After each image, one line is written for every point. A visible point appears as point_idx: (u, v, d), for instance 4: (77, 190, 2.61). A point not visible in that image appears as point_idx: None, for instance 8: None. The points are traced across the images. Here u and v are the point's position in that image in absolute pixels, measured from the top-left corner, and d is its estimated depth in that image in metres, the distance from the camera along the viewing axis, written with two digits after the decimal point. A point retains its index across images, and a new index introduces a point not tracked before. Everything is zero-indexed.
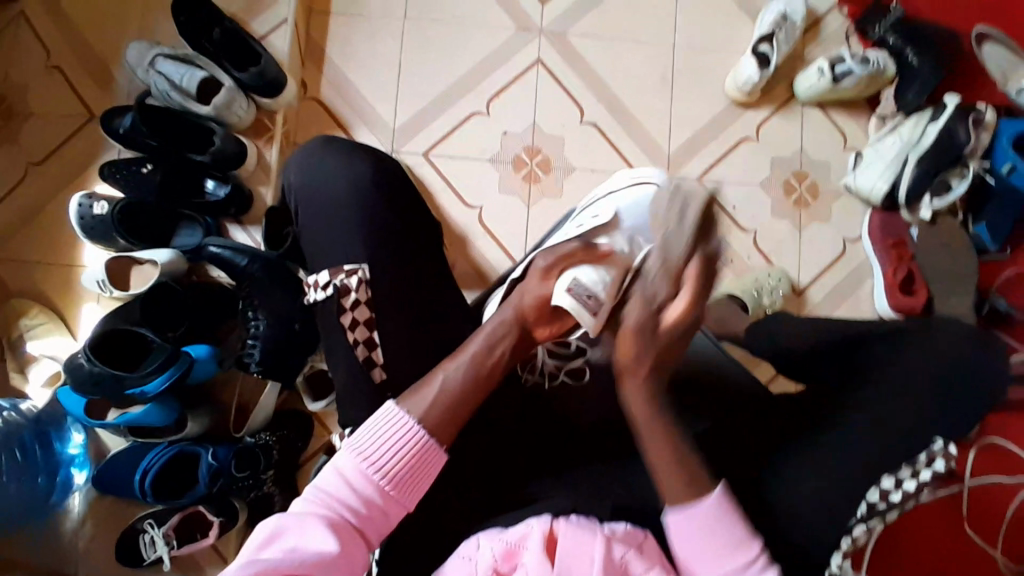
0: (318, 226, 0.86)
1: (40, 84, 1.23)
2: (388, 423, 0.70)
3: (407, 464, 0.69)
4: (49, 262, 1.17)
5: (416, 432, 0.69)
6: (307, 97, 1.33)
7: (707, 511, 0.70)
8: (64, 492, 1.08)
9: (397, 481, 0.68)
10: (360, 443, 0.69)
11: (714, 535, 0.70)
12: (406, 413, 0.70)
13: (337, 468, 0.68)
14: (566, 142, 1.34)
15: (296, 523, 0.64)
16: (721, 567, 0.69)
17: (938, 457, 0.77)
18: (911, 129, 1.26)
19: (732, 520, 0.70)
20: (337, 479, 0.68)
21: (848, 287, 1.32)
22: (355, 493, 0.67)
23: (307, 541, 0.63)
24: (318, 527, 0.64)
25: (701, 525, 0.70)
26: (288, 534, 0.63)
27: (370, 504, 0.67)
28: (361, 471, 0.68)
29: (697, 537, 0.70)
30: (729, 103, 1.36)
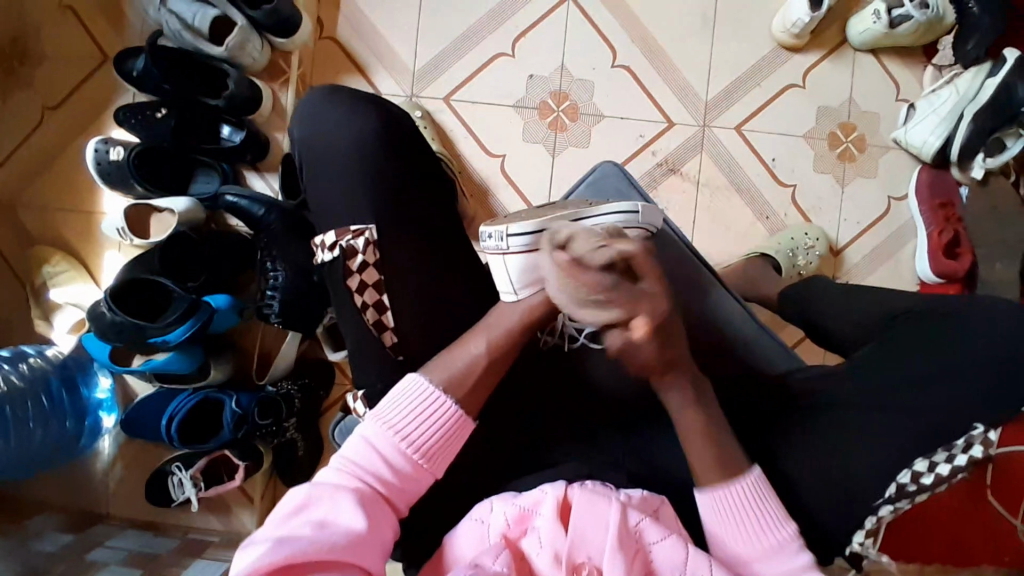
0: (328, 184, 0.82)
1: (52, 25, 1.19)
2: (421, 397, 0.69)
3: (439, 439, 0.69)
4: (70, 209, 1.17)
5: (450, 410, 0.69)
6: (322, 36, 1.26)
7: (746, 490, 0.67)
8: (93, 436, 1.11)
9: (428, 453, 0.68)
10: (391, 416, 0.68)
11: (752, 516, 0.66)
12: (441, 390, 0.69)
13: (369, 439, 0.67)
14: (596, 87, 1.27)
15: (325, 494, 0.63)
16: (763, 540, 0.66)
17: (977, 443, 0.67)
18: (968, 83, 1.15)
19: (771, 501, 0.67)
20: (370, 450, 0.67)
21: (891, 248, 1.25)
22: (386, 463, 0.67)
23: (336, 514, 0.62)
24: (347, 502, 0.63)
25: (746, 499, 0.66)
26: (317, 505, 0.62)
27: (399, 475, 0.67)
28: (395, 446, 0.67)
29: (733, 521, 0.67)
30: (775, 46, 1.26)
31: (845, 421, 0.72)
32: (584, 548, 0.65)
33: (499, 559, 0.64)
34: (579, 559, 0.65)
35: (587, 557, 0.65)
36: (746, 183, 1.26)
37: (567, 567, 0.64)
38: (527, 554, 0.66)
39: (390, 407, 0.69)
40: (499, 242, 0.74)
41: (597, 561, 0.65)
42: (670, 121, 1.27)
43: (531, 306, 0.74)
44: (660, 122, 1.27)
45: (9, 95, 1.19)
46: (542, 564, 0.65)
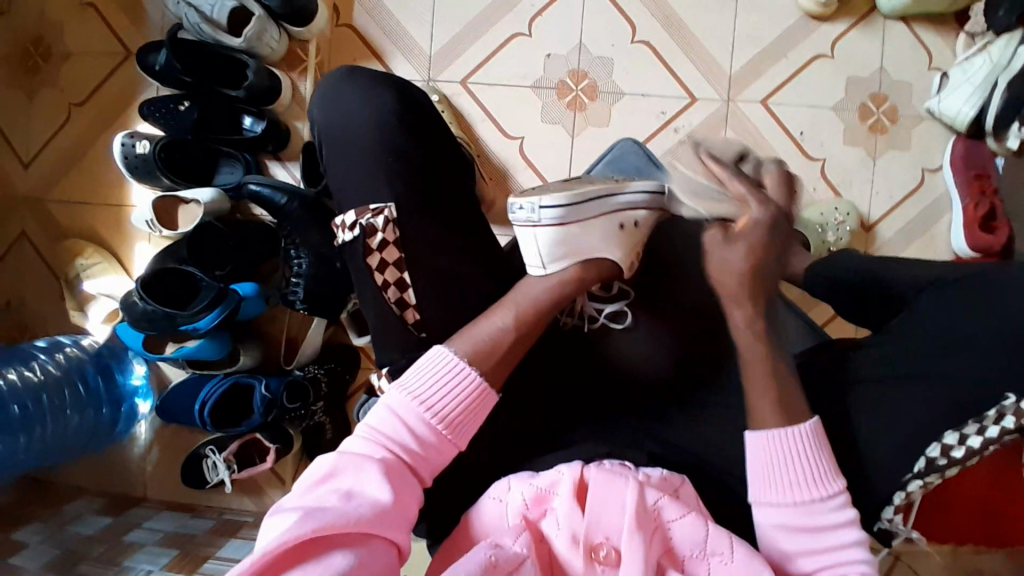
0: (347, 171, 0.83)
1: (77, 22, 1.21)
2: (447, 368, 0.70)
3: (463, 411, 0.70)
4: (101, 203, 1.20)
5: (476, 379, 0.70)
6: (339, 24, 1.26)
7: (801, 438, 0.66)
8: (130, 421, 1.16)
9: (453, 424, 0.69)
10: (416, 387, 0.69)
11: (805, 460, 0.66)
12: (467, 363, 0.70)
13: (395, 410, 0.68)
14: (615, 65, 1.24)
15: (351, 465, 0.64)
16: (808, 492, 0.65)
17: (1008, 414, 0.65)
18: (1001, 49, 1.10)
19: (823, 453, 0.66)
20: (395, 421, 0.68)
21: (923, 222, 1.21)
22: (412, 435, 0.67)
23: (361, 486, 0.63)
24: (372, 474, 0.64)
25: (795, 447, 0.66)
26: (343, 476, 0.64)
27: (425, 446, 0.68)
28: (420, 416, 0.68)
29: (777, 469, 0.66)
30: (800, 16, 1.22)
31: (872, 400, 0.70)
32: (601, 528, 0.65)
33: (519, 541, 0.65)
34: (596, 539, 0.65)
35: (605, 537, 0.65)
36: (771, 159, 1.23)
37: (585, 548, 0.65)
38: (545, 535, 0.67)
39: (415, 378, 0.69)
40: (530, 214, 0.81)
41: (614, 541, 0.65)
42: (691, 96, 1.24)
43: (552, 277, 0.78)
44: (682, 98, 1.24)
45: (41, 93, 1.23)
46: (560, 544, 0.65)
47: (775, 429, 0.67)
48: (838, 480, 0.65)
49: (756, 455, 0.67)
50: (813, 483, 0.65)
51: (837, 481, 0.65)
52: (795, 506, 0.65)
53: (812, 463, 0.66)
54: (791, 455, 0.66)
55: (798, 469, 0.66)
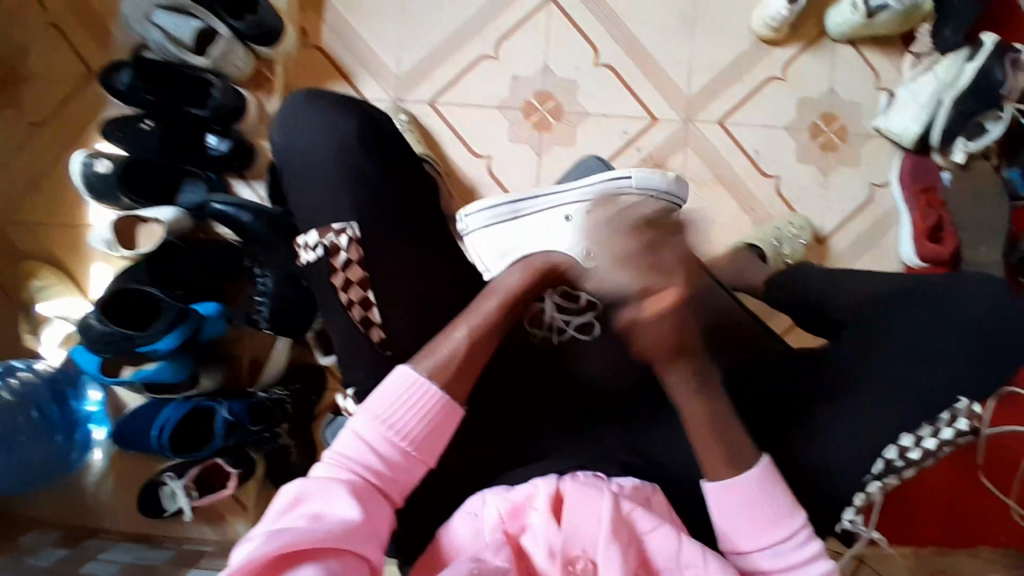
0: (312, 186, 0.82)
1: (37, 41, 1.19)
2: (406, 386, 0.69)
3: (426, 426, 0.68)
4: (58, 223, 1.17)
5: (433, 391, 0.69)
6: (306, 45, 1.27)
7: (754, 482, 0.67)
8: (85, 448, 1.11)
9: (417, 442, 0.68)
10: (378, 408, 0.68)
11: (763, 502, 0.66)
12: (426, 377, 0.69)
13: (356, 431, 0.67)
14: (579, 86, 1.28)
15: (317, 489, 0.63)
16: (770, 532, 0.66)
17: (960, 416, 0.73)
18: (948, 67, 1.16)
19: (777, 489, 0.67)
20: (358, 443, 0.67)
21: (875, 235, 1.27)
22: (376, 454, 0.67)
23: (328, 507, 0.62)
24: (339, 494, 0.63)
25: (750, 493, 0.66)
26: (309, 500, 0.63)
27: (388, 464, 0.67)
28: (382, 436, 0.67)
29: (745, 510, 0.66)
30: (754, 41, 1.28)
31: None
32: (577, 541, 0.65)
33: (500, 554, 0.64)
34: (573, 552, 0.65)
35: (582, 550, 0.65)
36: (730, 177, 1.28)
37: (562, 561, 0.64)
38: (526, 550, 0.66)
39: (377, 398, 0.68)
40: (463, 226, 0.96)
41: (591, 554, 0.65)
42: (652, 116, 1.28)
43: (516, 272, 0.79)
44: (643, 118, 1.28)
45: None
46: (540, 560, 0.65)
47: (727, 477, 0.67)
48: (796, 512, 0.67)
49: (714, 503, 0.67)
50: (771, 524, 0.66)
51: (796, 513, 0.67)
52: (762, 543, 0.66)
53: (768, 505, 0.66)
54: (752, 502, 0.66)
55: (757, 515, 0.66)
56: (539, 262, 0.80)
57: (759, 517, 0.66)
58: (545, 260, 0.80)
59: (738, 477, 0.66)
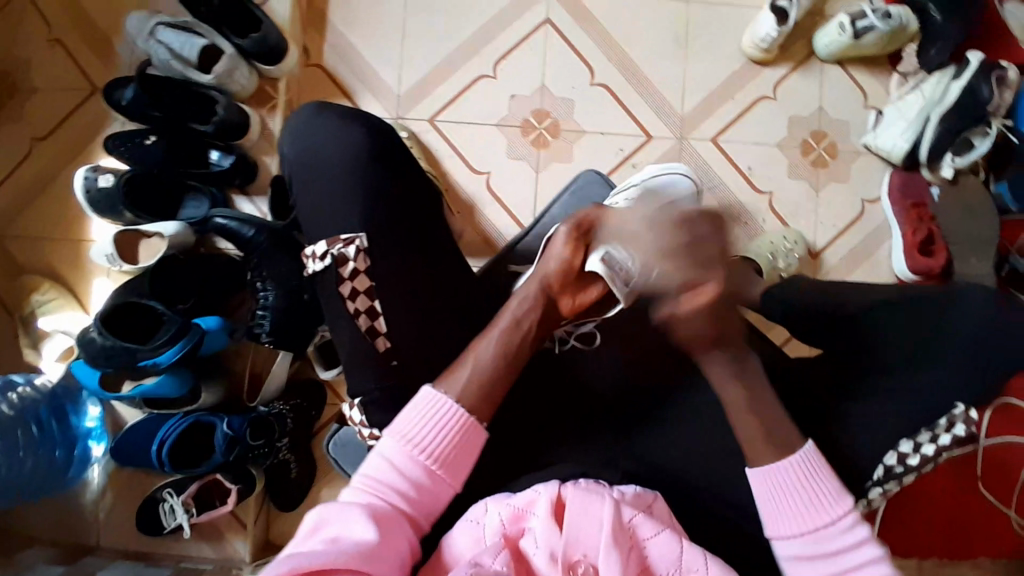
0: (318, 197, 0.83)
1: (43, 59, 1.21)
2: (429, 408, 0.71)
3: (451, 446, 0.70)
4: (59, 238, 1.17)
5: (458, 412, 0.71)
6: (309, 64, 1.30)
7: (800, 466, 0.70)
8: (83, 465, 1.09)
9: (443, 462, 0.70)
10: (404, 430, 0.70)
11: (806, 489, 0.69)
12: (446, 395, 0.72)
13: (382, 453, 0.69)
14: (576, 104, 1.31)
15: (339, 513, 0.65)
16: (822, 517, 0.68)
17: (959, 422, 0.73)
18: (933, 86, 1.21)
19: (823, 476, 0.70)
20: (385, 465, 0.69)
21: (867, 249, 1.29)
22: (403, 476, 0.69)
23: (348, 530, 0.63)
24: (360, 517, 0.64)
25: (796, 477, 0.69)
26: (331, 524, 0.64)
27: (417, 486, 0.69)
28: (408, 456, 0.69)
29: (785, 500, 0.69)
30: (746, 61, 1.32)
31: None
32: (579, 545, 0.65)
33: (498, 559, 0.63)
34: (575, 556, 0.65)
35: (583, 554, 0.65)
36: (724, 192, 1.30)
37: (563, 565, 0.64)
38: (525, 553, 0.66)
39: (401, 421, 0.71)
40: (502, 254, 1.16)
41: (592, 557, 0.65)
42: (647, 133, 1.31)
43: (522, 296, 0.80)
44: (639, 136, 1.30)
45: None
46: (540, 563, 0.65)
47: (772, 465, 0.70)
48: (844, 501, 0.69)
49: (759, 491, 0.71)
50: (819, 510, 0.69)
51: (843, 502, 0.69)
52: (808, 535, 0.68)
53: (815, 490, 0.69)
54: (798, 481, 0.69)
55: (806, 498, 0.69)
56: (538, 283, 0.81)
57: (801, 510, 0.69)
58: (544, 279, 0.81)
59: (778, 463, 0.70)
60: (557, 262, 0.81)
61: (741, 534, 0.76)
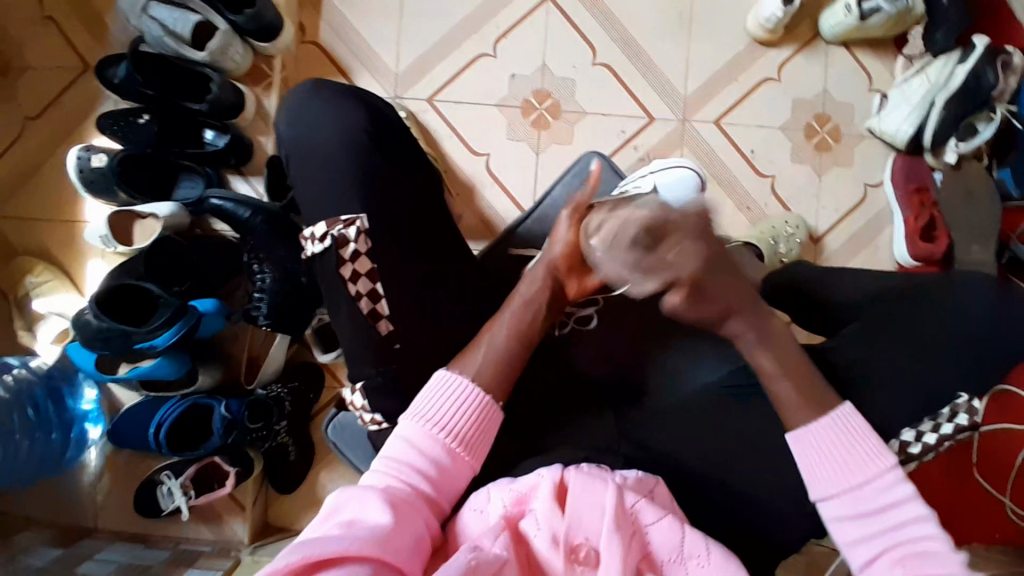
0: (314, 179, 0.80)
1: (32, 34, 1.18)
2: (450, 390, 0.72)
3: (472, 428, 0.72)
4: (53, 219, 1.15)
5: (479, 394, 0.72)
6: (304, 40, 1.27)
7: (837, 425, 0.68)
8: (80, 447, 1.09)
9: (465, 444, 0.71)
10: (426, 411, 0.71)
11: (846, 446, 0.67)
12: (464, 377, 0.73)
13: (404, 435, 0.70)
14: (577, 85, 1.29)
15: (354, 497, 0.63)
16: (859, 474, 0.66)
17: (962, 411, 0.75)
18: (938, 71, 1.19)
19: (866, 435, 0.67)
20: (406, 447, 0.70)
21: (868, 234, 1.28)
22: (426, 458, 0.69)
23: (365, 513, 0.61)
24: (376, 499, 0.63)
25: (837, 436, 0.67)
26: (346, 507, 0.62)
27: (441, 470, 0.69)
28: (430, 437, 0.70)
29: (826, 456, 0.67)
30: (750, 42, 1.29)
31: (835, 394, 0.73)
32: (581, 529, 0.65)
33: (498, 541, 0.63)
34: (576, 539, 0.64)
35: (585, 538, 0.64)
36: (726, 177, 1.29)
37: (565, 548, 0.63)
38: (525, 536, 0.65)
39: (422, 402, 0.72)
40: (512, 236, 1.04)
41: (594, 541, 0.64)
42: (648, 115, 1.29)
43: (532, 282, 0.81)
44: (641, 118, 1.29)
45: None
46: (541, 546, 0.64)
47: (813, 422, 0.68)
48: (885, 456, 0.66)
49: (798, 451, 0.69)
50: (857, 466, 0.66)
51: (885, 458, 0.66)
52: (849, 490, 0.66)
53: (852, 449, 0.67)
54: (834, 444, 0.67)
55: (844, 456, 0.67)
56: (546, 268, 0.81)
57: (841, 461, 0.67)
58: (551, 263, 0.81)
59: (811, 425, 0.68)
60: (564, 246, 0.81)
61: (744, 521, 0.75)
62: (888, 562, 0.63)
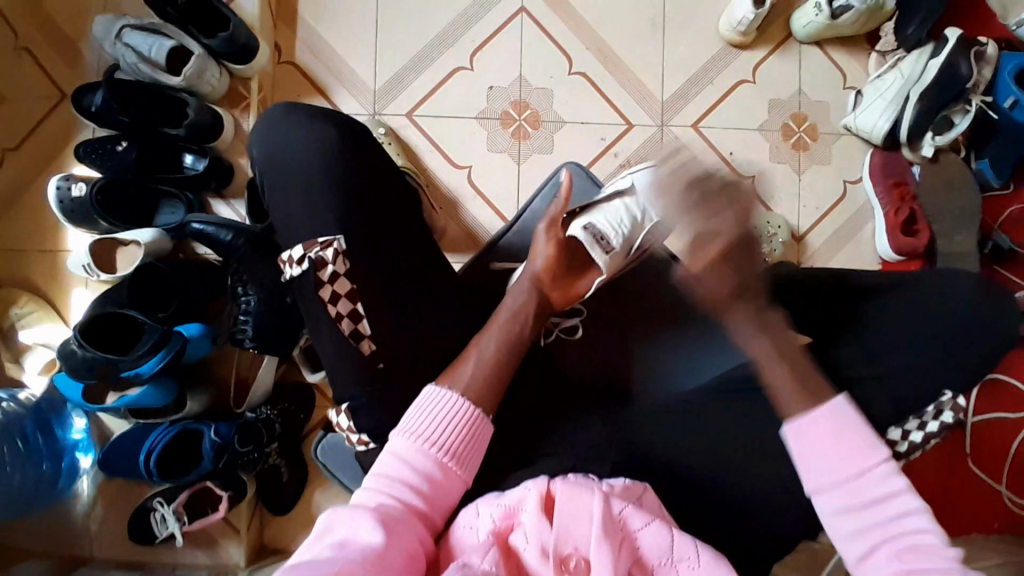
0: (291, 202, 0.81)
1: (8, 66, 1.18)
2: (438, 403, 0.72)
3: (461, 440, 0.71)
4: (36, 250, 1.15)
5: (466, 405, 0.72)
6: (281, 61, 1.28)
7: (830, 419, 0.66)
8: (71, 477, 1.08)
9: (455, 456, 0.70)
10: (414, 426, 0.71)
11: (842, 441, 0.65)
12: (449, 390, 0.73)
13: (393, 451, 0.69)
14: (555, 94, 1.29)
15: (344, 518, 0.62)
16: (852, 467, 0.64)
17: (947, 410, 0.76)
18: (911, 65, 1.21)
19: (861, 426, 0.66)
20: (395, 464, 0.69)
21: (850, 230, 1.29)
22: (415, 473, 0.68)
23: (357, 533, 0.61)
24: (367, 520, 0.62)
25: (832, 428, 0.66)
26: (337, 529, 0.61)
27: (432, 486, 0.69)
28: (419, 452, 0.69)
29: (822, 451, 0.65)
30: (723, 45, 1.31)
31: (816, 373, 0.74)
32: (570, 539, 0.64)
33: (487, 558, 0.62)
34: (565, 550, 0.64)
35: (574, 548, 0.64)
36: None
37: (555, 560, 0.63)
38: (515, 548, 0.65)
39: (409, 416, 0.72)
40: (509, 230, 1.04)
41: (584, 551, 0.64)
42: (626, 121, 1.30)
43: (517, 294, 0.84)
44: (619, 124, 1.29)
45: None
46: (531, 558, 0.64)
47: (808, 414, 0.67)
48: (881, 450, 0.65)
49: (793, 446, 0.67)
50: (850, 460, 0.65)
51: (881, 450, 0.65)
52: (847, 486, 0.64)
53: (850, 443, 0.65)
54: (833, 435, 0.65)
55: (841, 450, 0.65)
56: (523, 285, 0.85)
57: (837, 458, 0.65)
58: (530, 279, 0.86)
59: (810, 414, 0.66)
60: (542, 264, 0.87)
61: (734, 524, 0.75)
62: (886, 556, 0.62)
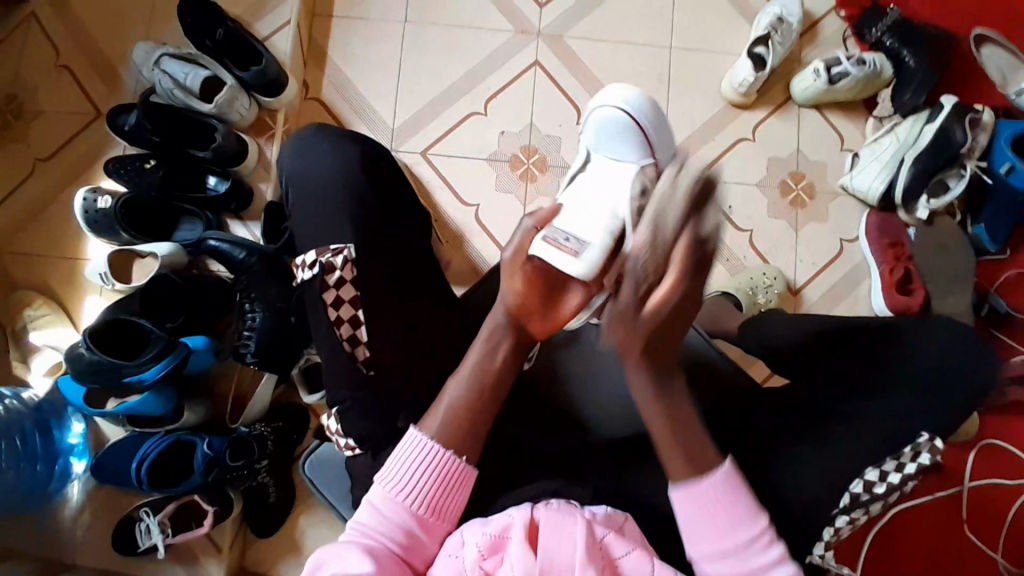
0: (306, 219, 0.86)
1: (51, 84, 1.27)
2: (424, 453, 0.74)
3: (448, 490, 0.73)
4: (55, 257, 1.21)
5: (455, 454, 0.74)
6: (307, 97, 1.36)
7: (714, 487, 0.70)
8: (63, 480, 1.10)
9: (441, 506, 0.72)
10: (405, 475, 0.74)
11: (721, 511, 0.69)
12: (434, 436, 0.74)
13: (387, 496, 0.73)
14: (563, 142, 1.35)
15: (333, 554, 0.68)
16: (724, 539, 0.69)
17: (923, 452, 0.75)
18: (908, 130, 1.26)
19: (743, 494, 0.70)
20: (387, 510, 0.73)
21: (847, 286, 1.32)
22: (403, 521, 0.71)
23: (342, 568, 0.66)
24: (353, 556, 0.67)
25: (712, 500, 0.69)
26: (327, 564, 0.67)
27: (419, 534, 0.71)
28: (408, 500, 0.72)
29: (706, 521, 0.69)
30: (725, 104, 1.37)
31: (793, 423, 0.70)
32: (554, 568, 0.64)
33: None
34: None
35: None
36: None
37: None
38: None
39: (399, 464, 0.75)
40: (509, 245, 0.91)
41: None
42: None
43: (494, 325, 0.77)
44: None
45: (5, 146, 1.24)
46: None
47: (691, 482, 0.70)
48: (758, 521, 0.70)
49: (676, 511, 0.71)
50: (732, 531, 0.69)
51: (757, 520, 0.70)
52: (728, 554, 0.69)
53: (725, 519, 0.69)
54: (707, 508, 0.70)
55: (718, 520, 0.69)
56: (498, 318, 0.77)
57: (717, 530, 0.69)
58: (505, 314, 0.77)
59: (697, 481, 0.70)
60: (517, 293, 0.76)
61: None
62: None
